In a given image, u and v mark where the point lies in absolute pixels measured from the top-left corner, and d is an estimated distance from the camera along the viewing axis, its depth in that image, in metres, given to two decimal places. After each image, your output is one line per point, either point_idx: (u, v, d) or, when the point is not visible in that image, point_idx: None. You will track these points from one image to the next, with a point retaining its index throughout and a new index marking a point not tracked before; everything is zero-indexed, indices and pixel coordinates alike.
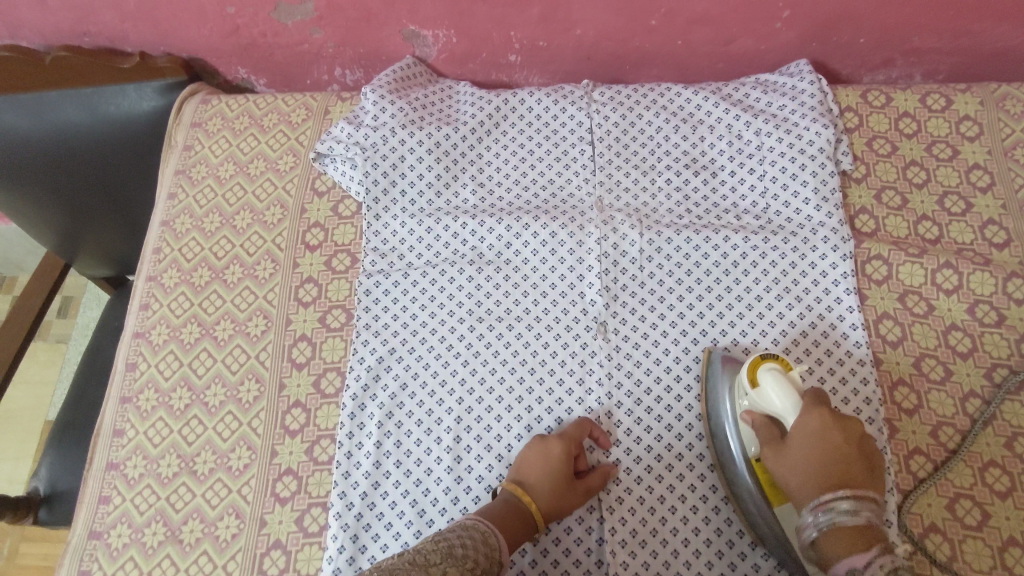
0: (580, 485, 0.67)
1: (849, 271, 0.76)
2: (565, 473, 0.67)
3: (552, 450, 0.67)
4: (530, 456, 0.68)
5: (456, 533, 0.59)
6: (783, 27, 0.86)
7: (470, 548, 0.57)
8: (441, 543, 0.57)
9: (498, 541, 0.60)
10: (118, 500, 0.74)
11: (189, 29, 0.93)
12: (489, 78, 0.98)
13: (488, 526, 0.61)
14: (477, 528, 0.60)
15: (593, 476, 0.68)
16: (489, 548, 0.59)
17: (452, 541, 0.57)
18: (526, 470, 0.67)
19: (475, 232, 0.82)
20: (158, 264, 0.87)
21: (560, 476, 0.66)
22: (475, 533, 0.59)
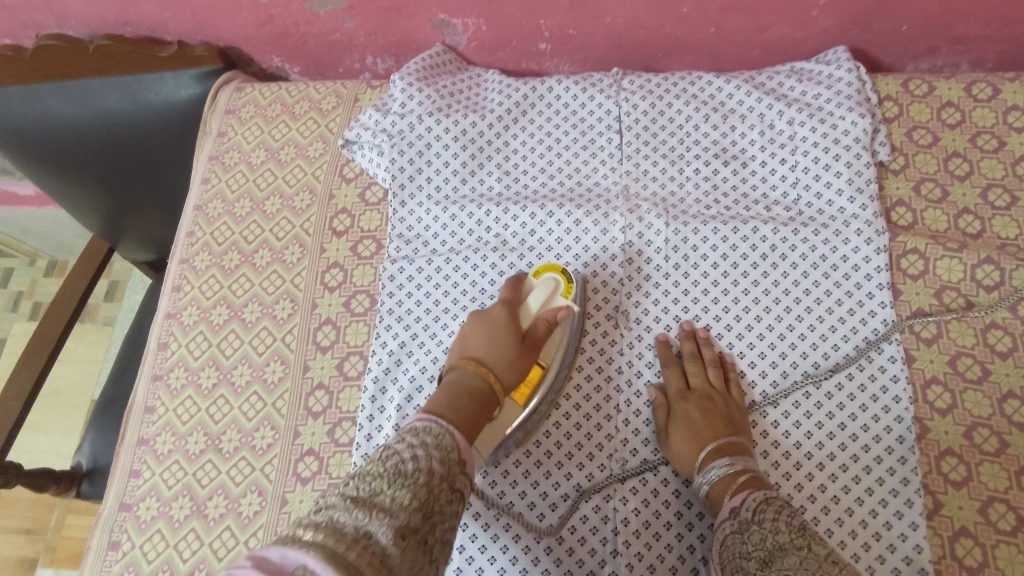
0: (534, 346, 0.68)
1: (883, 265, 0.74)
2: (512, 336, 0.66)
3: (498, 318, 0.67)
4: (474, 332, 0.67)
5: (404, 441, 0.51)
6: (820, 14, 0.84)
7: (422, 458, 0.49)
8: (387, 462, 0.49)
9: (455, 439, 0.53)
10: (148, 474, 0.76)
11: (224, 18, 0.95)
12: (519, 67, 0.98)
13: (445, 428, 0.53)
14: (429, 430, 0.52)
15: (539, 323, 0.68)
16: (808, 536, 0.51)
17: (400, 454, 0.49)
18: (475, 343, 0.65)
19: (498, 219, 0.82)
20: (191, 247, 0.89)
21: (510, 335, 0.66)
22: (776, 516, 0.54)
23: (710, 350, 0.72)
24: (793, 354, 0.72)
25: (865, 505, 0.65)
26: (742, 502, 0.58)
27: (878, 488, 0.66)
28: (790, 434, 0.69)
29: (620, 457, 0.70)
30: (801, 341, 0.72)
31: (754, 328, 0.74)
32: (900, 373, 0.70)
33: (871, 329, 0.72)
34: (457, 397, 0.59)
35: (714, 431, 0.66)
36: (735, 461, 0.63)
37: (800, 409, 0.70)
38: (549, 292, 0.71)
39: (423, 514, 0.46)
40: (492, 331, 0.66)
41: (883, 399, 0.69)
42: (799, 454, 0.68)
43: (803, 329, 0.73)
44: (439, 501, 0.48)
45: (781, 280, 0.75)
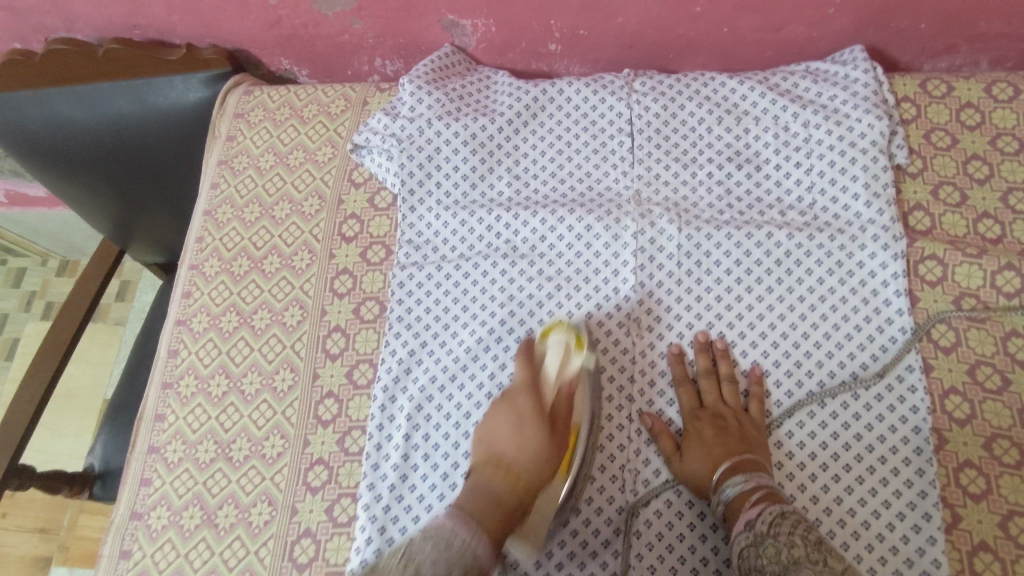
0: (562, 431, 0.68)
1: (900, 271, 0.72)
2: (539, 425, 0.67)
3: (521, 405, 0.68)
4: (502, 426, 0.67)
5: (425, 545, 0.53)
6: (836, 12, 0.82)
7: None
8: (405, 572, 0.49)
9: (478, 549, 0.55)
10: (159, 482, 0.76)
11: (232, 21, 0.94)
12: (529, 68, 0.96)
13: (469, 534, 0.56)
14: None
15: (558, 406, 0.69)
16: (826, 552, 0.53)
17: (417, 567, 0.50)
18: (501, 443, 0.66)
19: (509, 225, 0.81)
20: (201, 253, 0.89)
21: (535, 426, 0.66)
22: (794, 530, 0.55)
23: (727, 365, 0.71)
24: (808, 363, 0.71)
25: (882, 518, 0.64)
26: (758, 514, 0.58)
27: (895, 501, 0.65)
28: (805, 444, 0.68)
29: (632, 468, 0.69)
30: (816, 349, 0.71)
31: (768, 336, 0.73)
32: (918, 382, 0.68)
33: (888, 337, 0.71)
34: (490, 506, 0.60)
35: (726, 447, 0.66)
36: (747, 478, 0.62)
37: (815, 419, 0.69)
38: (562, 354, 0.71)
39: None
40: (517, 426, 0.66)
41: (900, 409, 0.68)
42: (815, 466, 0.67)
43: (818, 337, 0.72)
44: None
45: (796, 287, 0.74)
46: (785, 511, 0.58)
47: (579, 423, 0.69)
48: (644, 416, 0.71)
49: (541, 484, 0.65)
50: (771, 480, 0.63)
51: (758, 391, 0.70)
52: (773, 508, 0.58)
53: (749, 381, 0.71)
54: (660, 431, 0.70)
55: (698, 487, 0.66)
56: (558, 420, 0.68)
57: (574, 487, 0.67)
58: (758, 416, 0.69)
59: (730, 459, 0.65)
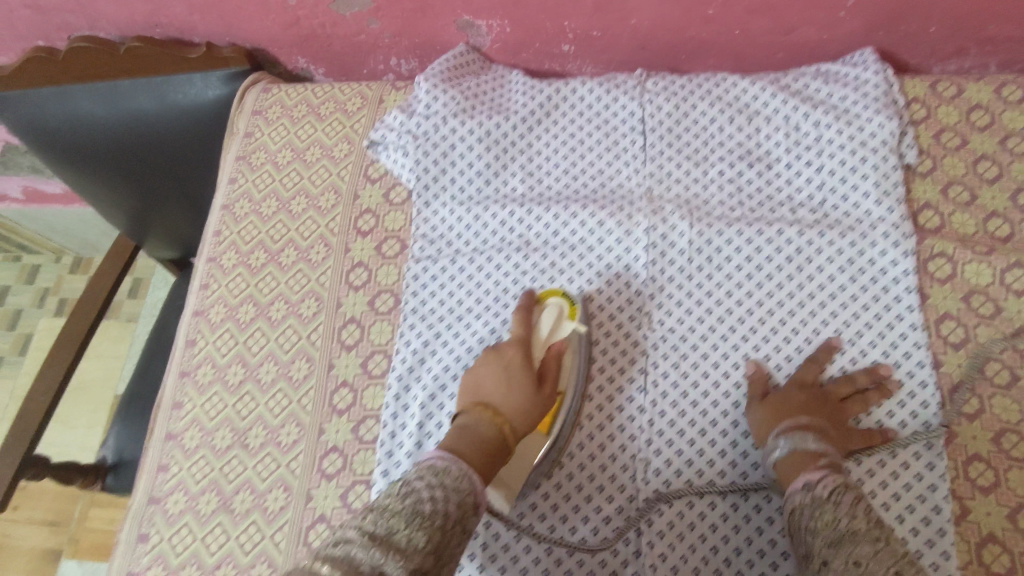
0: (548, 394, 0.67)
1: (910, 269, 0.73)
2: (529, 386, 0.66)
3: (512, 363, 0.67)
4: (490, 378, 0.66)
5: (423, 480, 0.52)
6: (847, 14, 0.83)
7: (439, 502, 0.50)
8: (405, 499, 0.50)
9: (474, 482, 0.54)
10: (176, 469, 0.78)
11: (252, 20, 0.96)
12: (542, 68, 0.98)
13: (462, 470, 0.54)
14: (445, 472, 0.53)
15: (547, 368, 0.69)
16: (881, 526, 0.51)
17: (418, 493, 0.50)
18: (489, 392, 0.65)
19: (522, 220, 0.82)
20: (219, 246, 0.90)
21: (524, 381, 0.66)
22: (854, 504, 0.53)
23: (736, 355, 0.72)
24: (818, 357, 0.72)
25: (892, 510, 0.65)
26: (820, 481, 0.56)
27: (906, 494, 0.65)
28: None
29: (643, 458, 0.70)
30: (826, 344, 0.72)
31: (779, 331, 0.73)
32: (928, 378, 0.69)
33: (898, 333, 0.71)
34: (474, 441, 0.58)
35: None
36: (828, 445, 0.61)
37: None
38: (555, 318, 0.72)
39: (434, 558, 0.47)
40: (507, 375, 0.66)
41: (910, 404, 0.69)
42: None
43: (829, 332, 0.73)
44: (447, 547, 0.49)
45: (806, 283, 0.75)
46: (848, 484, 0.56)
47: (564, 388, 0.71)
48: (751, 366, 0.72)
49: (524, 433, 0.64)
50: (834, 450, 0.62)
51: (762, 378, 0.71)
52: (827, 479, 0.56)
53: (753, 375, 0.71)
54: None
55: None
56: (546, 382, 0.68)
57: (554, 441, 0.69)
58: None
59: None
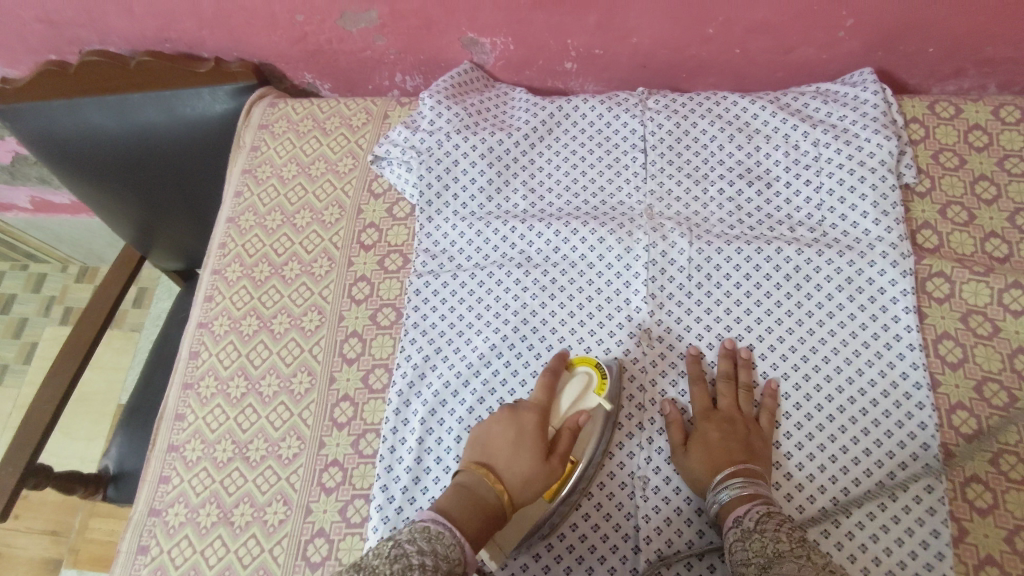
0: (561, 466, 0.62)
1: (909, 288, 0.73)
2: (537, 449, 0.61)
3: (527, 425, 0.63)
4: (502, 438, 0.62)
5: (415, 544, 0.52)
6: (847, 35, 0.84)
7: (430, 564, 0.50)
8: (394, 563, 0.50)
9: (465, 551, 0.54)
10: (177, 480, 0.78)
11: (260, 36, 0.97)
12: (545, 85, 0.99)
13: (456, 537, 0.54)
14: (439, 539, 0.53)
15: (564, 434, 0.64)
16: (807, 546, 0.55)
17: (408, 557, 0.50)
18: (497, 453, 0.61)
19: (523, 236, 0.83)
20: (223, 258, 0.91)
21: (534, 448, 0.61)
22: (778, 526, 0.57)
23: (746, 373, 0.72)
24: (817, 376, 0.72)
25: (890, 533, 0.65)
26: (746, 513, 0.60)
27: (904, 516, 0.65)
28: (814, 457, 0.69)
29: (642, 475, 0.71)
30: (825, 363, 0.72)
31: (777, 349, 0.74)
32: (926, 400, 0.69)
33: (895, 354, 0.72)
34: (469, 504, 0.57)
35: (730, 452, 0.66)
36: (745, 484, 0.63)
37: (823, 433, 0.70)
38: (581, 389, 0.67)
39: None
40: (518, 436, 0.62)
41: (908, 425, 0.69)
42: (824, 477, 0.68)
43: (827, 352, 0.73)
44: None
45: (804, 302, 0.75)
46: (771, 511, 0.60)
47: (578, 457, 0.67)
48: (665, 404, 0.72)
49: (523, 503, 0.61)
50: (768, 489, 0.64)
51: (771, 404, 0.71)
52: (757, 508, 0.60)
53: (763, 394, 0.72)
54: (671, 420, 0.71)
55: (699, 486, 0.67)
56: (559, 451, 0.63)
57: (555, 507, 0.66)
58: (768, 427, 0.70)
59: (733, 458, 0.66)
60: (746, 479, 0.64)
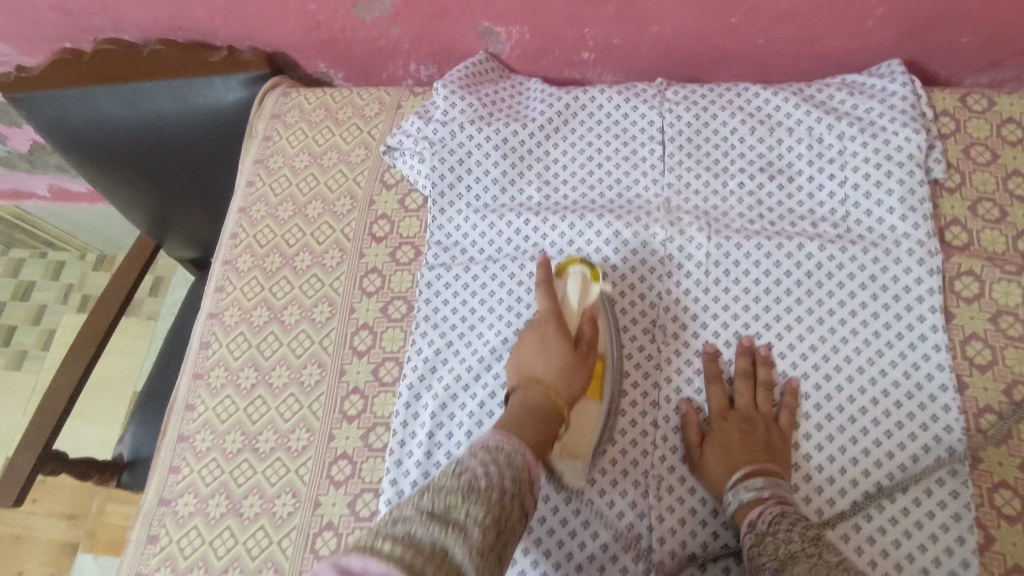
0: (588, 348, 0.66)
1: (935, 287, 0.71)
2: (565, 344, 0.65)
3: (548, 331, 0.66)
4: (528, 349, 0.65)
5: (478, 455, 0.50)
6: (875, 24, 0.81)
7: (494, 474, 0.48)
8: (460, 477, 0.47)
9: (527, 457, 0.52)
10: (186, 470, 0.78)
11: (274, 24, 0.96)
12: (561, 76, 0.97)
13: (518, 448, 0.52)
14: (500, 450, 0.51)
15: (586, 325, 0.67)
16: (822, 544, 0.52)
17: (473, 470, 0.48)
18: (534, 364, 0.64)
19: (537, 228, 0.82)
20: (235, 248, 0.91)
21: (559, 342, 0.65)
22: (791, 527, 0.55)
23: (765, 371, 0.71)
24: (838, 377, 0.70)
25: (913, 539, 0.63)
26: (760, 515, 0.59)
27: (928, 522, 0.63)
28: (835, 459, 0.67)
29: (656, 475, 0.69)
30: (846, 363, 0.70)
31: (797, 347, 0.72)
32: (952, 403, 0.67)
33: (921, 354, 0.69)
34: (530, 416, 0.57)
35: (749, 452, 0.65)
36: (765, 486, 0.61)
37: (844, 434, 0.68)
38: (581, 284, 0.71)
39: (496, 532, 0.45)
40: (543, 342, 0.65)
41: (933, 429, 0.66)
42: (844, 481, 0.66)
43: (849, 351, 0.71)
44: (510, 519, 0.47)
45: (826, 299, 0.73)
46: (785, 511, 0.58)
47: (604, 352, 0.71)
48: (682, 404, 0.71)
49: (572, 397, 0.63)
50: (788, 489, 0.63)
51: (791, 403, 0.69)
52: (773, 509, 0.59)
53: (783, 393, 0.70)
54: (689, 420, 0.70)
55: (715, 487, 0.66)
56: (585, 339, 0.66)
57: (604, 408, 0.69)
58: (788, 426, 0.68)
59: (749, 459, 0.65)
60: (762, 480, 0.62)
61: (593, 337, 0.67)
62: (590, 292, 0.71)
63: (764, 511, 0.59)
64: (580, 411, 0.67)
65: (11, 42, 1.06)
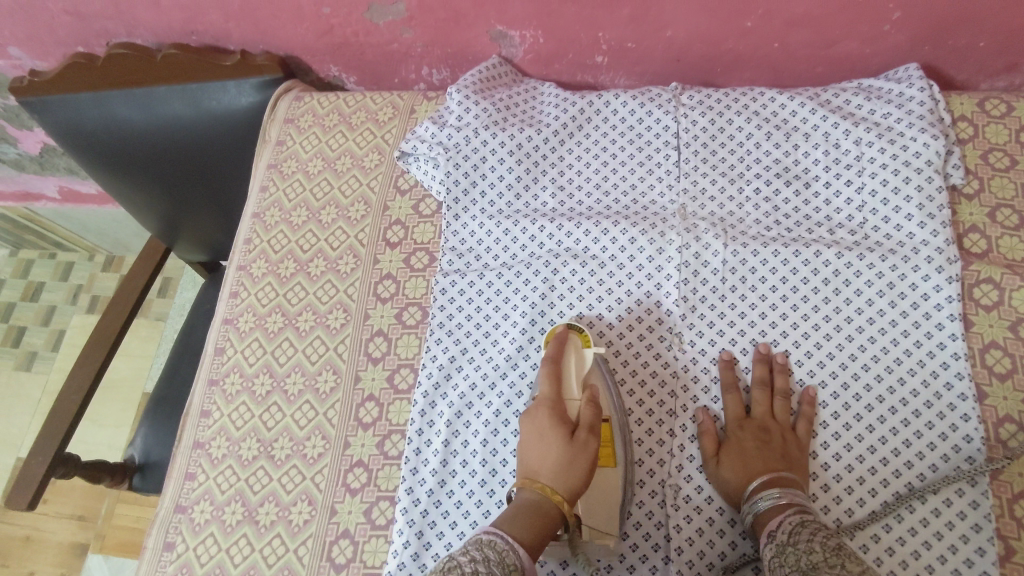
0: (586, 434, 0.62)
1: (955, 295, 0.70)
2: (560, 434, 0.62)
3: (541, 420, 0.64)
4: (525, 444, 0.63)
5: (468, 553, 0.53)
6: (892, 28, 0.81)
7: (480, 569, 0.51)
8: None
9: (520, 557, 0.54)
10: (202, 477, 0.78)
11: (287, 28, 0.96)
12: (574, 80, 0.97)
13: (507, 543, 0.54)
14: (493, 546, 0.54)
15: (584, 411, 0.65)
16: (843, 554, 0.52)
17: (461, 567, 0.51)
18: (528, 458, 0.62)
19: (553, 234, 0.81)
20: (249, 254, 0.91)
21: (554, 433, 0.62)
22: (811, 537, 0.55)
23: (783, 380, 0.70)
24: (856, 385, 0.69)
25: (933, 550, 0.62)
26: (778, 525, 0.58)
27: (948, 532, 0.63)
28: (853, 468, 0.67)
29: (673, 483, 0.69)
30: (863, 371, 0.70)
31: (815, 356, 0.71)
32: (971, 412, 0.66)
33: (939, 363, 0.69)
34: (527, 521, 0.57)
35: (765, 461, 0.65)
36: (783, 494, 0.61)
37: (863, 443, 0.67)
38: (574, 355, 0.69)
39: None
40: (539, 429, 0.63)
41: (952, 438, 0.66)
42: (863, 490, 0.66)
43: (867, 359, 0.70)
44: None
45: (843, 307, 0.73)
46: (805, 520, 0.58)
47: (609, 418, 0.68)
48: (699, 412, 0.71)
49: (574, 491, 0.60)
50: (806, 498, 0.62)
51: (809, 411, 0.69)
52: (792, 518, 0.58)
53: (800, 402, 0.70)
54: (705, 428, 0.69)
55: (732, 497, 0.66)
56: (584, 423, 0.63)
57: (623, 472, 0.66)
58: (805, 435, 0.68)
59: (767, 469, 0.64)
60: (781, 489, 0.62)
61: (595, 422, 0.64)
62: (582, 358, 0.69)
63: (783, 521, 0.58)
64: (598, 489, 0.64)
65: (23, 46, 1.06)
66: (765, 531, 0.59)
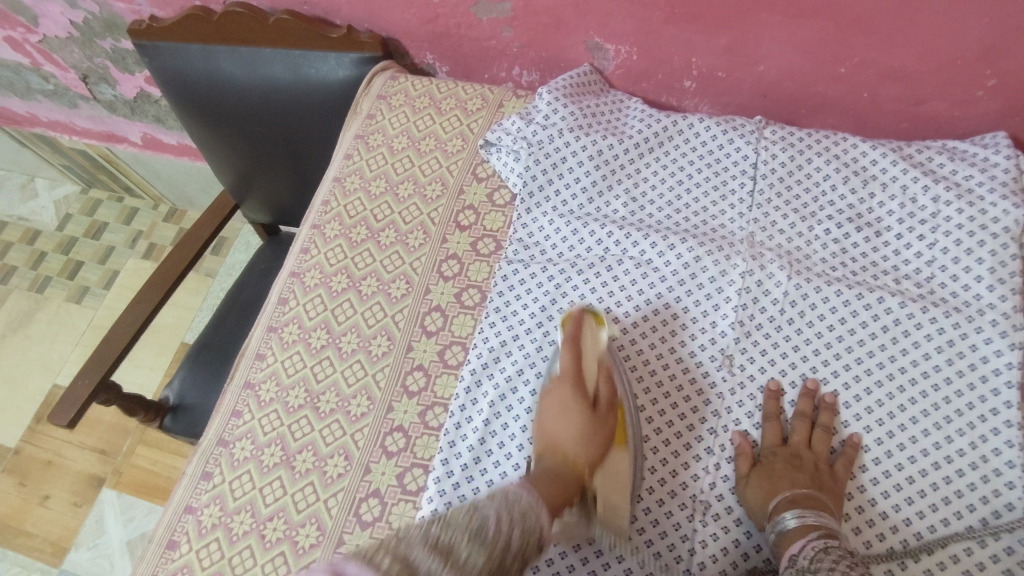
0: (605, 411, 0.66)
1: (1015, 362, 0.69)
2: (581, 406, 0.65)
3: (565, 396, 0.66)
4: (548, 417, 0.66)
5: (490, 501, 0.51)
6: (986, 95, 0.81)
7: (503, 520, 0.49)
8: (473, 517, 0.49)
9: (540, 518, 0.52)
10: (248, 416, 0.81)
11: (394, 11, 1.01)
12: (659, 100, 0.99)
13: (531, 502, 0.52)
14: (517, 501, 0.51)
15: (602, 387, 0.68)
16: None
17: (485, 511, 0.49)
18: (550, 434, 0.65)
19: (619, 242, 0.83)
20: (325, 215, 0.94)
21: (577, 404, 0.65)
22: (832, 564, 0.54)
23: (827, 416, 0.70)
24: (902, 435, 0.69)
25: None
26: (801, 549, 0.58)
27: None
28: (887, 515, 0.66)
29: (703, 500, 0.69)
30: (912, 422, 0.69)
31: (863, 399, 0.71)
32: (1017, 480, 0.65)
33: (990, 427, 0.68)
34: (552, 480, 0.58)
35: (795, 483, 0.65)
36: (810, 514, 0.61)
37: (901, 493, 0.67)
38: (593, 340, 0.71)
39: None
40: (562, 403, 0.66)
41: (994, 503, 0.65)
42: (894, 540, 0.65)
43: (916, 412, 0.70)
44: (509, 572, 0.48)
45: (898, 357, 0.72)
46: (829, 544, 0.57)
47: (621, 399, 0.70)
48: (736, 434, 0.71)
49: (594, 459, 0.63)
50: (834, 523, 0.62)
51: (850, 452, 0.68)
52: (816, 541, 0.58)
53: (844, 442, 0.69)
54: (742, 450, 0.70)
55: (760, 517, 0.66)
56: (603, 400, 0.67)
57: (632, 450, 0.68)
58: (842, 471, 0.67)
59: (796, 491, 0.64)
60: (808, 511, 0.62)
61: (611, 397, 0.67)
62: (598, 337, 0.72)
63: (806, 543, 0.59)
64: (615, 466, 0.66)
65: None
66: (788, 551, 0.60)
